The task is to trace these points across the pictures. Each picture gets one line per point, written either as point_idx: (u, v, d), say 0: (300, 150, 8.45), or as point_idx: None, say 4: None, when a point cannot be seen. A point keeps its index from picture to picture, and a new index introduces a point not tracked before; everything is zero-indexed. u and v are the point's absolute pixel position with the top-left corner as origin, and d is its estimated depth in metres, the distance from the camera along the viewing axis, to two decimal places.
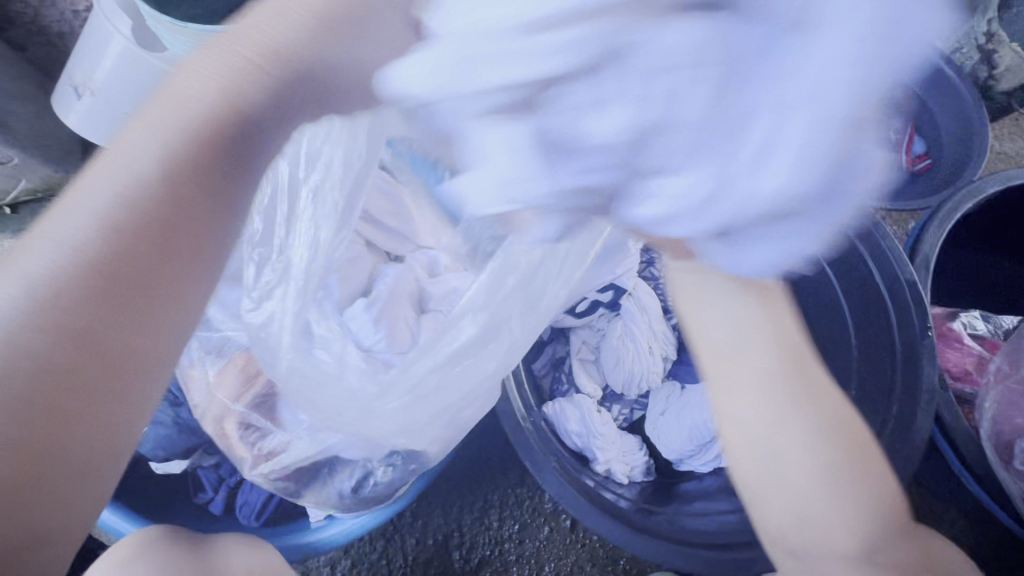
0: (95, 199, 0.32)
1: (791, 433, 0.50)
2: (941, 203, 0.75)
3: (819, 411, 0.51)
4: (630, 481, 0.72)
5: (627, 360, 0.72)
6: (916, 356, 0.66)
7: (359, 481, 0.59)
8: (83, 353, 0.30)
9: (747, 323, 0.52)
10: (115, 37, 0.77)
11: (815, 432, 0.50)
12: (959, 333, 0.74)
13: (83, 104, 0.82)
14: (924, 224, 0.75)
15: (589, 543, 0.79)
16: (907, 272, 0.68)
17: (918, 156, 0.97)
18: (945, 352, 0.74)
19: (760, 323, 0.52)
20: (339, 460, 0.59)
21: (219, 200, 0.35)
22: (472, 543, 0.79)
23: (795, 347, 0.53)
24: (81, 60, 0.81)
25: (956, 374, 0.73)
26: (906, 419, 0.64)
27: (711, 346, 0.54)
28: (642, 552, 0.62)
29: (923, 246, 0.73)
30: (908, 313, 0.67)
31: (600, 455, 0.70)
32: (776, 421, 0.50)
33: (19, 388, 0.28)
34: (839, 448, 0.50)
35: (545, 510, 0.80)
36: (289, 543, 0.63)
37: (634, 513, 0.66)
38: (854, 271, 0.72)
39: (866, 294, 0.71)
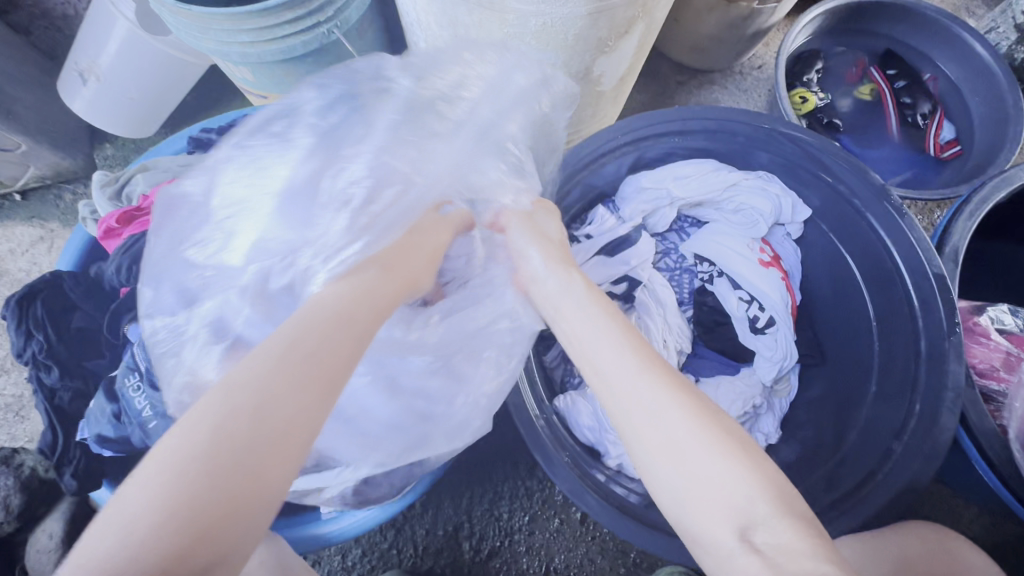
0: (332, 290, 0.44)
1: (643, 410, 0.43)
2: (973, 192, 0.71)
3: (640, 350, 0.47)
4: None
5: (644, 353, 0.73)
6: (941, 351, 0.63)
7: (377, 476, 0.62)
8: (317, 368, 0.37)
9: (543, 283, 0.54)
10: (119, 21, 0.75)
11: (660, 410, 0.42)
12: (985, 328, 0.72)
13: (88, 90, 0.81)
14: (954, 215, 0.71)
15: (599, 536, 0.79)
16: (935, 263, 0.64)
17: (948, 142, 0.92)
18: (970, 347, 0.72)
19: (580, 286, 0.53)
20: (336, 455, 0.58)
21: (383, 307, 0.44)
22: (482, 534, 0.79)
23: (598, 288, 0.53)
24: (86, 44, 0.79)
25: (982, 370, 0.70)
26: (930, 415, 0.62)
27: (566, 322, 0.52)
28: (650, 548, 0.61)
29: (951, 241, 0.70)
30: (937, 306, 0.64)
31: (611, 449, 0.71)
32: (602, 360, 0.47)
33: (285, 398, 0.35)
34: (671, 388, 0.43)
35: (556, 502, 0.80)
36: (301, 534, 0.64)
37: (642, 507, 0.65)
38: (879, 264, 0.70)
39: (887, 291, 0.70)
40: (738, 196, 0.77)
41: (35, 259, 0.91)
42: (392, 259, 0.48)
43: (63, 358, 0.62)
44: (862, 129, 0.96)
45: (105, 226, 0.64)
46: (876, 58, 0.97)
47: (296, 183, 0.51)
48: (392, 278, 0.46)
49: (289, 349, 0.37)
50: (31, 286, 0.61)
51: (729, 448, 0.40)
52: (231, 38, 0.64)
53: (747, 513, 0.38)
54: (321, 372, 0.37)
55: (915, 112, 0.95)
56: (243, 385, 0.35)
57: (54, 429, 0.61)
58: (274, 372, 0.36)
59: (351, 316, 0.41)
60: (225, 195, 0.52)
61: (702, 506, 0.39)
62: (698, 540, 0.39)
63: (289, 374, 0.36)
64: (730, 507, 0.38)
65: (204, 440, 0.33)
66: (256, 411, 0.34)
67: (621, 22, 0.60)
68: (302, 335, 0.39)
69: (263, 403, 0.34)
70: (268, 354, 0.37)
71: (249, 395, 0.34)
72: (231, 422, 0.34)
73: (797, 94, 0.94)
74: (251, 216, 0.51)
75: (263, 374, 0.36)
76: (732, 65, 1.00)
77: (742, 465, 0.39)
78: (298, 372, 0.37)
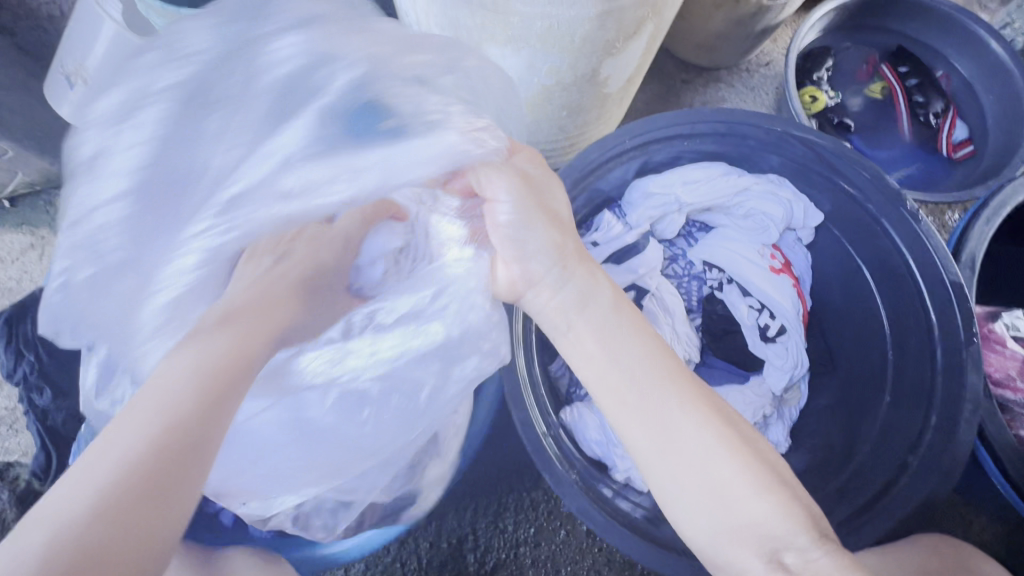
0: (183, 350, 0.41)
1: (687, 442, 0.45)
2: (990, 196, 0.69)
3: (669, 380, 0.47)
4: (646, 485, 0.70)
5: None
6: (958, 361, 0.61)
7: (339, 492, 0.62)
8: (178, 433, 0.35)
9: (559, 291, 0.52)
10: (107, 22, 0.72)
11: (712, 450, 0.44)
12: (1001, 335, 0.70)
13: (75, 94, 0.78)
14: (971, 219, 0.69)
15: (606, 547, 0.78)
16: (952, 271, 0.62)
17: (960, 142, 0.90)
18: (986, 355, 0.70)
19: (608, 299, 0.51)
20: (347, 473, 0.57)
21: (253, 351, 0.44)
22: (487, 547, 0.77)
23: (626, 300, 0.52)
24: (73, 46, 0.76)
25: (997, 379, 0.69)
26: (947, 427, 0.60)
27: (586, 337, 0.50)
28: (662, 567, 0.60)
29: (968, 248, 0.68)
30: (954, 315, 0.62)
31: (619, 462, 0.70)
32: (631, 392, 0.47)
33: (142, 472, 0.33)
34: (715, 421, 0.46)
35: (561, 513, 0.78)
36: (304, 554, 0.62)
37: (649, 521, 0.64)
38: (894, 272, 0.68)
39: (902, 298, 0.68)
40: (749, 201, 0.75)
41: (25, 267, 0.88)
42: (254, 304, 0.48)
43: (56, 378, 0.60)
44: (873, 128, 0.94)
45: None
46: (887, 55, 0.94)
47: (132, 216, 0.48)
48: (261, 324, 0.47)
49: (139, 425, 0.35)
50: (20, 303, 0.59)
51: (765, 476, 0.44)
52: None
53: (774, 541, 0.42)
54: (183, 434, 0.36)
55: (927, 111, 0.92)
56: (93, 483, 0.32)
57: (47, 450, 0.59)
58: (126, 456, 0.33)
59: (206, 368, 0.40)
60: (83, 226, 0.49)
61: (723, 538, 0.43)
62: (724, 566, 0.43)
63: (139, 450, 0.34)
64: (758, 537, 0.42)
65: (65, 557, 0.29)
66: (119, 507, 0.31)
67: (630, 24, 0.58)
68: (151, 410, 0.36)
69: (125, 494, 0.32)
70: (115, 442, 0.34)
71: (93, 491, 0.32)
72: (82, 538, 0.30)
73: (807, 93, 0.92)
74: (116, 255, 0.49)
75: (113, 473, 0.33)
76: (739, 63, 0.98)
77: (772, 500, 0.43)
78: (151, 444, 0.34)
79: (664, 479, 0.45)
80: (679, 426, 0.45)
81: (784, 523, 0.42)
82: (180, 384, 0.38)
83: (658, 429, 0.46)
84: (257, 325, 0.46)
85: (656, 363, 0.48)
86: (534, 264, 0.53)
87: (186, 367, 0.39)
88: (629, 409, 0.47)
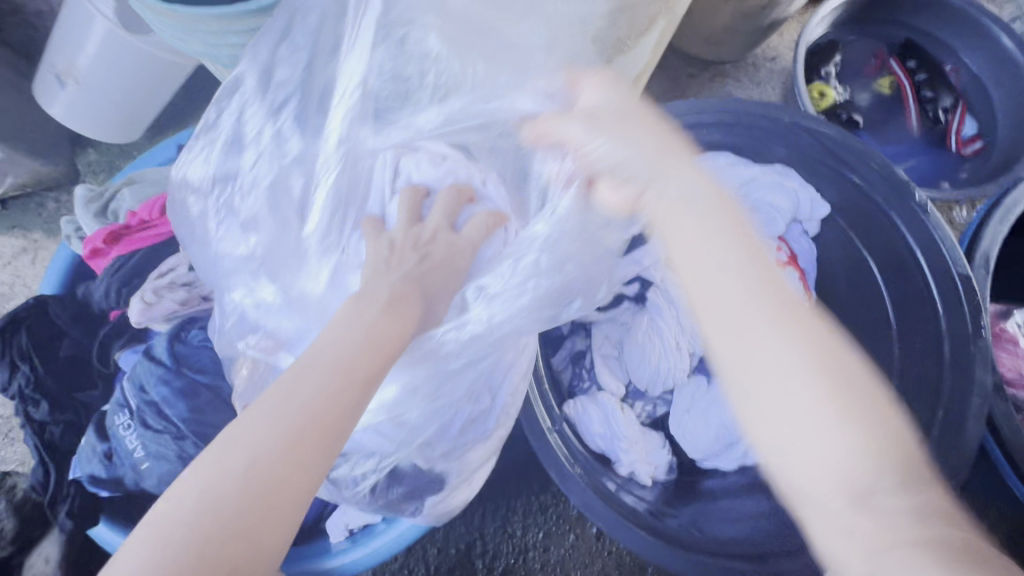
0: (323, 351, 0.41)
1: (779, 362, 0.36)
2: (1002, 194, 0.69)
3: (766, 289, 0.38)
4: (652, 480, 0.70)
5: (653, 346, 0.72)
6: (968, 356, 0.59)
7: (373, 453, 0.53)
8: (303, 440, 0.35)
9: (651, 187, 0.43)
10: (98, 19, 0.70)
11: (807, 371, 0.36)
12: (1013, 334, 0.69)
13: (67, 94, 0.76)
14: (984, 217, 0.68)
15: (615, 551, 0.77)
16: (961, 263, 0.61)
17: (970, 138, 0.89)
18: (998, 354, 0.69)
19: (707, 195, 0.42)
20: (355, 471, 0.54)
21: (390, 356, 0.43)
22: (495, 552, 0.76)
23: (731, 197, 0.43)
24: (63, 44, 0.74)
25: (1009, 378, 0.68)
26: (954, 420, 0.58)
27: (669, 237, 0.42)
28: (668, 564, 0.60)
29: (980, 246, 0.67)
30: (963, 309, 0.60)
31: (623, 457, 0.68)
32: (714, 298, 0.38)
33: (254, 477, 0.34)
34: (812, 336, 0.37)
35: (570, 517, 0.78)
36: (310, 567, 0.61)
37: (652, 517, 0.64)
38: (902, 263, 0.66)
39: (909, 290, 0.66)
40: (755, 191, 0.72)
41: (18, 271, 0.86)
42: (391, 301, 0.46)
43: (51, 390, 0.59)
44: (882, 123, 0.92)
45: (92, 247, 0.59)
46: (894, 49, 0.93)
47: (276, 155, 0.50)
48: (394, 320, 0.44)
49: (265, 421, 0.36)
50: (14, 313, 0.58)
51: (869, 411, 0.35)
52: (220, 40, 0.59)
53: (860, 481, 0.33)
54: (317, 437, 0.36)
55: (937, 106, 0.92)
56: (210, 480, 0.33)
57: (45, 464, 0.58)
58: (249, 458, 0.34)
59: (348, 373, 0.40)
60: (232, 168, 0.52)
61: (804, 470, 0.35)
62: (806, 504, 0.35)
63: (265, 449, 0.34)
64: (841, 474, 0.34)
65: (179, 528, 0.31)
66: (228, 508, 0.32)
67: (641, 20, 0.56)
68: (281, 410, 0.36)
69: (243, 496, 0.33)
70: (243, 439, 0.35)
71: (216, 487, 0.33)
72: (204, 520, 0.32)
73: (815, 89, 0.91)
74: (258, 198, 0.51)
75: (242, 464, 0.34)
76: (745, 58, 0.97)
77: (867, 445, 0.34)
78: (278, 444, 0.35)
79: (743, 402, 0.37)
80: (771, 340, 0.37)
81: (890, 478, 0.33)
82: (317, 384, 0.38)
83: (745, 342, 0.37)
84: (396, 321, 0.45)
85: (758, 265, 0.39)
86: (614, 153, 0.45)
87: (322, 370, 0.39)
88: (711, 318, 0.39)
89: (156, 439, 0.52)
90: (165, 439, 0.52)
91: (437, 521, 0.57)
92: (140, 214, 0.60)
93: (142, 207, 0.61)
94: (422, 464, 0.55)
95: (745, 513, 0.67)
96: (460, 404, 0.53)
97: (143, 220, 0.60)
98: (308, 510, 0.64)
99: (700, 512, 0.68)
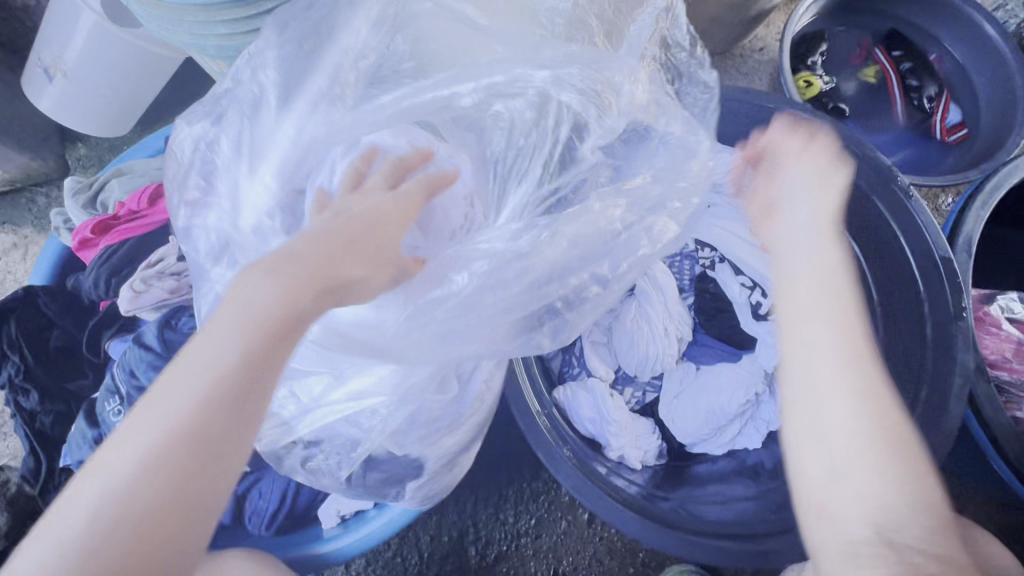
0: (226, 313, 0.37)
1: (845, 414, 0.40)
2: (984, 179, 0.69)
3: (854, 349, 0.42)
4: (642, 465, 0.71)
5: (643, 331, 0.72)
6: (949, 337, 0.60)
7: (348, 440, 0.53)
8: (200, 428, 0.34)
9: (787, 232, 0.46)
10: (84, 12, 0.70)
11: (863, 425, 0.40)
12: (996, 318, 0.70)
13: (56, 88, 0.76)
14: (966, 203, 0.69)
15: (607, 536, 0.77)
16: (943, 247, 0.61)
17: (954, 126, 0.89)
18: (982, 337, 0.70)
19: (833, 268, 0.44)
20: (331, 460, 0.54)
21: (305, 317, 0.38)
22: (488, 539, 0.77)
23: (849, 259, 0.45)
24: (50, 38, 0.74)
25: (993, 361, 0.69)
26: (937, 401, 0.59)
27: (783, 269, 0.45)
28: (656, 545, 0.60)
29: (963, 229, 0.68)
30: (944, 291, 0.61)
31: (612, 441, 0.69)
32: (806, 340, 0.42)
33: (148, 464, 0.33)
34: (875, 397, 0.41)
35: (562, 504, 0.78)
36: (302, 553, 0.61)
37: (644, 500, 0.64)
38: (886, 249, 0.66)
39: (894, 274, 0.66)
40: None
41: (10, 266, 0.87)
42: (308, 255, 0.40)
43: (42, 381, 0.59)
44: (868, 111, 0.94)
45: (81, 237, 0.60)
46: (879, 39, 0.94)
47: (279, 115, 0.49)
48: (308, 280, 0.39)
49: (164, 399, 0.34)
50: (4, 303, 0.58)
51: (908, 474, 0.39)
52: (206, 30, 0.59)
53: (884, 522, 0.38)
54: (216, 421, 0.34)
55: (922, 95, 0.93)
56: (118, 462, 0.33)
57: (37, 454, 0.58)
58: (151, 444, 0.33)
59: (248, 344, 0.36)
60: (229, 125, 0.50)
61: (840, 501, 0.39)
62: (820, 519, 0.40)
63: (163, 432, 0.34)
64: (871, 506, 0.39)
65: (90, 502, 0.32)
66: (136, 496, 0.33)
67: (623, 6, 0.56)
68: (177, 389, 0.35)
69: (143, 484, 0.33)
70: (146, 415, 0.34)
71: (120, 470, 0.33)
72: (114, 503, 0.33)
73: (802, 78, 0.91)
74: (254, 157, 0.49)
75: (145, 445, 0.33)
76: (733, 49, 0.97)
77: (911, 496, 0.38)
78: (177, 428, 0.34)
79: (799, 428, 0.42)
80: (844, 390, 0.41)
81: (917, 527, 0.38)
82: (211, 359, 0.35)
83: (821, 384, 0.41)
84: (313, 275, 0.39)
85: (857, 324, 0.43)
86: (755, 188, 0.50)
87: (220, 339, 0.36)
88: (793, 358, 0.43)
89: None
90: None
91: (425, 504, 0.58)
92: (129, 204, 0.60)
93: (130, 197, 0.61)
94: (394, 450, 0.55)
95: (733, 498, 0.68)
96: (425, 395, 0.51)
97: (132, 211, 0.60)
98: (301, 496, 0.63)
99: (691, 495, 0.69)
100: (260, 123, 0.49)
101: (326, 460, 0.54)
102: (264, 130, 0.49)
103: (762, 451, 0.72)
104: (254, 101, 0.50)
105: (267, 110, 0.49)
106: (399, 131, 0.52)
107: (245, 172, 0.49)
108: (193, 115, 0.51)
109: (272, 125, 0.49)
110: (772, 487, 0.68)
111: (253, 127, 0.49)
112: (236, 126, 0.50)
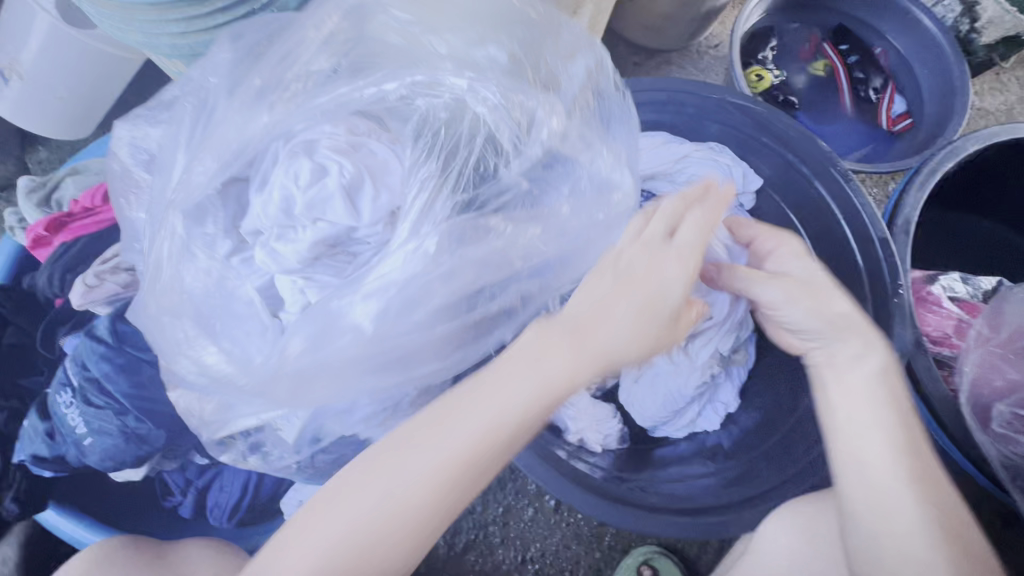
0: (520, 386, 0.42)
1: (899, 516, 0.44)
2: (924, 160, 0.71)
3: (908, 456, 0.45)
4: (604, 450, 0.73)
5: None
6: (887, 314, 0.62)
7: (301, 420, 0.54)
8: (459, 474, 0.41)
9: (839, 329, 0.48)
10: (39, 16, 0.71)
11: (926, 533, 0.44)
12: (938, 297, 0.72)
13: (12, 90, 0.76)
14: (905, 186, 0.71)
15: (574, 522, 0.79)
16: (880, 228, 0.64)
17: (899, 116, 0.93)
18: (924, 315, 0.72)
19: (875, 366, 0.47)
20: (290, 446, 0.56)
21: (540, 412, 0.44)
22: (456, 529, 0.78)
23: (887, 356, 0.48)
24: (4, 41, 0.74)
25: (935, 337, 0.71)
26: None
27: (846, 427, 0.47)
28: (611, 521, 0.61)
29: (902, 212, 0.70)
30: (880, 268, 0.64)
31: (571, 425, 0.71)
32: (860, 428, 0.46)
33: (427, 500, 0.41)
34: (932, 508, 0.44)
35: (529, 492, 0.79)
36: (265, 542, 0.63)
37: (606, 482, 0.65)
38: (829, 231, 0.69)
39: (839, 256, 0.68)
40: (689, 166, 0.74)
41: None
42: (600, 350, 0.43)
43: None
44: (816, 105, 0.98)
45: (34, 235, 0.60)
46: (827, 34, 0.98)
47: (223, 103, 0.50)
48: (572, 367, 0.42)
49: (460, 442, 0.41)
50: None
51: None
52: (158, 29, 0.60)
53: None
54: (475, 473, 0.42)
55: (868, 87, 0.96)
56: (407, 494, 0.41)
57: None
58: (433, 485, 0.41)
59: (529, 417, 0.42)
60: (178, 113, 0.51)
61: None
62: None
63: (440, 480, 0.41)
64: None
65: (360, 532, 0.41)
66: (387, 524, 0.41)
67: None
68: (457, 465, 0.41)
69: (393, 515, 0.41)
70: (437, 464, 0.41)
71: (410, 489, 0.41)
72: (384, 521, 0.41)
73: (753, 72, 0.95)
74: (192, 141, 0.50)
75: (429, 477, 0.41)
76: (689, 45, 1.00)
77: None
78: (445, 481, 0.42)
79: (868, 526, 0.45)
80: (903, 503, 0.44)
81: None
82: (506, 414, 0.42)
83: (891, 499, 0.45)
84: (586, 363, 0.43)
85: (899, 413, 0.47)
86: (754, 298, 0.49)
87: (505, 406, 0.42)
88: (874, 461, 0.45)
89: (97, 416, 0.54)
90: (108, 415, 0.54)
91: None
92: (82, 201, 0.61)
93: (83, 195, 0.62)
94: (342, 432, 0.56)
95: (691, 475, 0.70)
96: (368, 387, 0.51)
97: (86, 208, 0.61)
98: (263, 487, 0.64)
99: (652, 476, 0.70)
100: (203, 112, 0.50)
101: (274, 452, 0.57)
102: (205, 119, 0.50)
103: (720, 432, 0.75)
104: (201, 95, 0.51)
105: (214, 105, 0.50)
106: (337, 119, 0.51)
107: (179, 156, 0.49)
108: (154, 108, 0.53)
109: (214, 112, 0.50)
110: (729, 465, 0.70)
111: (197, 115, 0.50)
112: (182, 113, 0.51)
